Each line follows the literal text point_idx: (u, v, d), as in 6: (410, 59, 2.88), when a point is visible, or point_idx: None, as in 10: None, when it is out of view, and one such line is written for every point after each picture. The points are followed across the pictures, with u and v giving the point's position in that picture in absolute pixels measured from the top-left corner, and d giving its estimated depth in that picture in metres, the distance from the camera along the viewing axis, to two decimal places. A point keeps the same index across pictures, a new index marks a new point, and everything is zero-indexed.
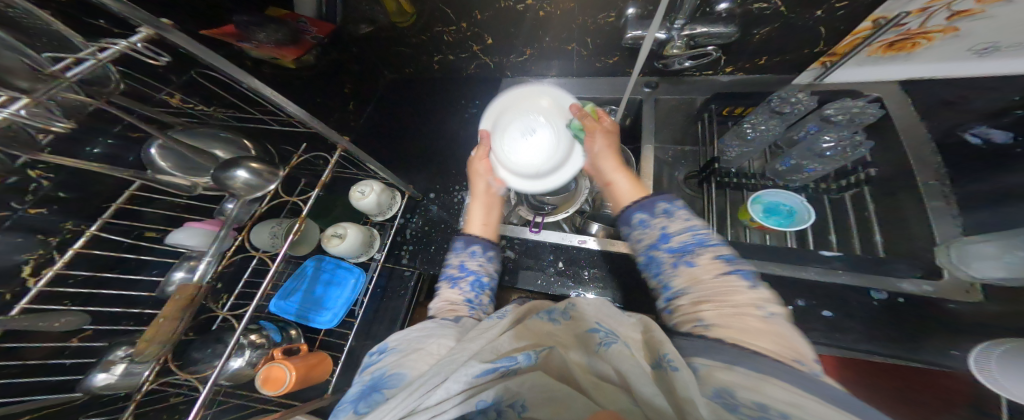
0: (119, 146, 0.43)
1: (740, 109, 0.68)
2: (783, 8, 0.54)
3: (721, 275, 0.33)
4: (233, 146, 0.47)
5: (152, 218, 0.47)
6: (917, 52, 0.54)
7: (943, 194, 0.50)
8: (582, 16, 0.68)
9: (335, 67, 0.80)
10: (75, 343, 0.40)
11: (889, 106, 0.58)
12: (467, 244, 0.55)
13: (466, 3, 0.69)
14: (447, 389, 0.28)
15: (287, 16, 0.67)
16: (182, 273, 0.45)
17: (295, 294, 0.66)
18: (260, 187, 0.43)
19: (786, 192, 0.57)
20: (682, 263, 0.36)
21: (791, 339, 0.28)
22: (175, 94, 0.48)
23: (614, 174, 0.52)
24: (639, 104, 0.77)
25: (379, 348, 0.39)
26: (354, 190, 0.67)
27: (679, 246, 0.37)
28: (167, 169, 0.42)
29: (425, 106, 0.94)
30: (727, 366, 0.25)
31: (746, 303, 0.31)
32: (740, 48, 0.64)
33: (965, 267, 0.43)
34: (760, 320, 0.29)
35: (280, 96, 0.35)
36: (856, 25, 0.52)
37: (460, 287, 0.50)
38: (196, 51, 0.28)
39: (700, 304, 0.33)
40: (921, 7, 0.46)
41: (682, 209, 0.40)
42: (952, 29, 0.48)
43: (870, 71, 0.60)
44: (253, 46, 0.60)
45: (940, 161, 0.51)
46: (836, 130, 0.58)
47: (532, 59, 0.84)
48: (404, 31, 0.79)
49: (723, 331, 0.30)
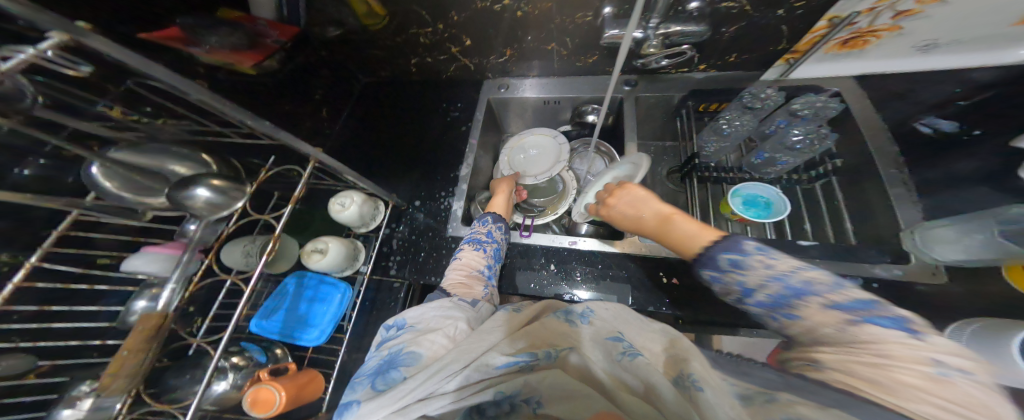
0: (56, 167, 0.39)
1: (716, 105, 0.70)
2: (748, 6, 0.55)
3: (847, 327, 0.27)
4: (189, 162, 0.46)
5: (104, 243, 0.43)
6: (869, 49, 0.59)
7: (902, 181, 0.53)
8: (560, 16, 0.68)
9: (301, 71, 0.77)
10: (31, 380, 0.37)
11: (849, 101, 0.62)
12: (494, 220, 0.67)
13: (441, 4, 0.68)
14: (466, 377, 0.33)
15: (242, 18, 0.63)
16: (143, 301, 0.43)
17: (277, 312, 0.64)
18: (226, 205, 0.41)
19: (763, 184, 0.59)
20: (782, 317, 0.32)
21: (975, 403, 0.21)
22: (114, 105, 0.44)
23: (671, 226, 0.46)
24: (620, 103, 0.78)
25: (395, 322, 0.42)
26: (333, 203, 0.65)
27: (769, 300, 0.32)
28: (111, 190, 0.42)
29: (406, 111, 0.92)
30: (822, 407, 0.22)
31: (901, 352, 0.24)
32: (712, 46, 0.65)
33: (928, 250, 0.46)
34: (918, 376, 0.23)
35: (230, 105, 0.33)
36: (813, 24, 0.55)
37: (482, 251, 0.61)
38: (127, 58, 0.26)
39: (818, 350, 0.28)
40: (869, 7, 0.50)
41: (757, 251, 0.34)
42: (897, 27, 0.53)
43: (827, 68, 0.65)
44: (205, 50, 0.57)
45: (899, 151, 0.55)
46: (802, 124, 0.61)
47: (512, 60, 0.84)
48: (376, 34, 0.78)
49: (838, 374, 0.25)
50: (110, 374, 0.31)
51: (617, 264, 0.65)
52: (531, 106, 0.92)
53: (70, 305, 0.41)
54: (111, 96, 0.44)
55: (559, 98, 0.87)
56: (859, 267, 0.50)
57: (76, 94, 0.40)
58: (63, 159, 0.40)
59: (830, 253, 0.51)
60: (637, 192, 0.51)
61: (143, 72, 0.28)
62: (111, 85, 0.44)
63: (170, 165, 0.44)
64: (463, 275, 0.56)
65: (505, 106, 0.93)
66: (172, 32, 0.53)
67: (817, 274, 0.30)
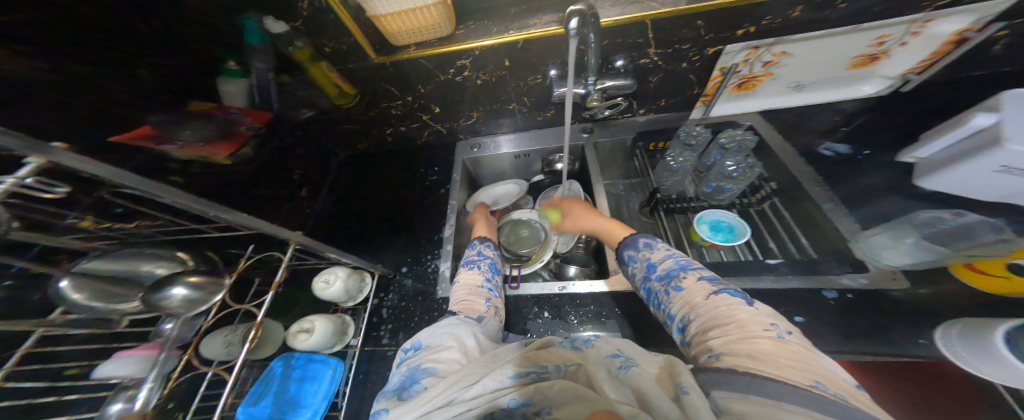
0: (25, 286, 0.40)
1: (662, 144, 0.76)
2: (660, 61, 0.65)
3: (710, 295, 0.40)
4: (167, 260, 0.46)
5: (70, 354, 0.44)
6: (758, 91, 0.72)
7: (830, 197, 0.59)
8: (514, 80, 0.78)
9: (280, 155, 0.83)
10: None
11: (760, 132, 0.72)
12: (482, 242, 0.73)
13: (408, 82, 0.79)
14: (484, 385, 0.36)
15: (214, 109, 0.68)
16: (120, 404, 0.36)
17: (265, 396, 0.60)
18: (203, 300, 0.43)
19: (723, 210, 0.64)
20: (672, 290, 0.45)
21: (806, 358, 0.30)
22: (86, 216, 0.47)
23: (597, 225, 0.68)
24: (581, 149, 0.86)
25: (412, 345, 0.45)
26: (317, 281, 0.66)
27: (665, 274, 0.47)
28: (82, 303, 0.37)
29: (391, 179, 0.99)
30: (743, 397, 0.27)
31: (753, 323, 0.35)
32: (644, 93, 0.73)
33: (875, 259, 0.49)
34: (770, 339, 0.33)
35: (202, 202, 0.37)
36: (709, 74, 0.67)
37: (478, 268, 0.64)
38: (92, 168, 0.29)
39: (709, 333, 0.37)
40: (744, 59, 0.64)
41: (660, 242, 0.53)
42: (769, 73, 0.67)
43: (734, 107, 0.76)
44: (178, 146, 0.60)
45: (814, 172, 0.63)
46: (734, 156, 0.68)
47: (480, 120, 0.93)
48: (348, 112, 0.88)
49: (731, 359, 0.32)
50: None
51: (606, 305, 0.64)
52: (505, 160, 0.99)
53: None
54: (79, 208, 0.47)
55: (528, 151, 0.95)
56: (827, 279, 0.50)
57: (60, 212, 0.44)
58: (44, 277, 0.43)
59: (797, 269, 0.52)
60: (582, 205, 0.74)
61: (113, 181, 0.31)
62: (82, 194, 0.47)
63: (144, 265, 0.44)
64: (465, 293, 0.58)
65: (480, 164, 1.00)
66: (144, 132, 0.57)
67: (690, 259, 0.48)
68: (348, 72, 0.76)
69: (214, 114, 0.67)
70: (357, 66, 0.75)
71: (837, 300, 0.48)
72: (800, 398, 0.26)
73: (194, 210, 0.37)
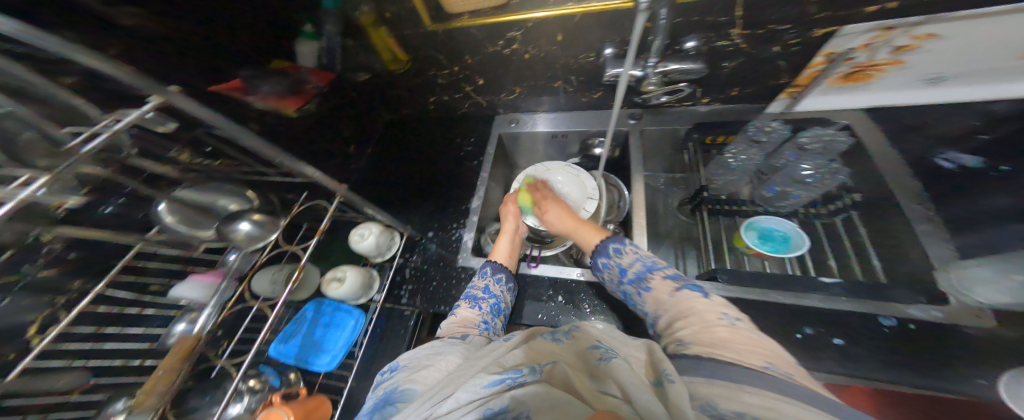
0: (131, 206, 0.47)
1: (722, 138, 0.71)
2: (743, 45, 0.58)
3: (676, 292, 0.43)
4: (237, 197, 0.50)
5: (156, 272, 0.51)
6: (875, 82, 0.60)
7: (926, 215, 0.51)
8: (564, 57, 0.72)
9: (333, 114, 0.86)
10: (74, 396, 0.40)
11: (860, 133, 0.62)
12: (494, 271, 0.64)
13: (456, 51, 0.75)
14: (458, 399, 0.32)
15: (289, 69, 0.73)
16: (184, 324, 0.45)
17: (296, 336, 0.65)
18: (262, 237, 0.46)
19: (779, 218, 0.60)
20: (643, 291, 0.47)
21: (759, 343, 0.32)
22: (184, 151, 0.52)
23: (574, 232, 0.62)
24: (625, 135, 0.81)
25: (390, 367, 0.44)
26: (353, 233, 0.69)
27: (635, 276, 0.48)
28: (171, 224, 0.43)
29: (426, 144, 0.99)
30: (709, 381, 0.28)
31: (708, 313, 0.38)
32: (713, 81, 0.68)
33: (968, 292, 0.43)
34: (726, 328, 0.35)
35: (272, 150, 0.39)
36: (809, 60, 0.57)
37: (477, 307, 0.57)
38: (201, 112, 0.31)
39: (675, 324, 0.40)
40: (865, 42, 0.52)
41: (629, 245, 0.52)
42: (898, 61, 0.54)
43: (835, 100, 0.65)
44: (258, 98, 0.68)
45: (919, 185, 0.54)
46: (813, 158, 0.62)
47: (521, 96, 0.89)
48: (399, 77, 0.86)
49: (699, 347, 0.34)
50: (146, 390, 0.35)
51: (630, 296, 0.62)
52: (541, 139, 0.95)
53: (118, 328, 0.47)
54: (179, 143, 0.52)
55: (567, 132, 0.90)
56: (889, 306, 0.46)
57: (161, 143, 0.49)
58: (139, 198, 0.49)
59: (855, 292, 0.48)
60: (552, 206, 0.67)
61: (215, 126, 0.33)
62: (182, 132, 0.53)
63: (223, 200, 0.48)
64: (456, 325, 0.55)
65: (516, 140, 0.97)
66: (237, 84, 0.64)
67: (656, 261, 0.49)
68: (402, 39, 0.74)
69: (291, 72, 0.73)
70: (410, 33, 0.72)
71: (893, 329, 0.45)
72: (756, 378, 0.27)
73: (263, 155, 0.39)
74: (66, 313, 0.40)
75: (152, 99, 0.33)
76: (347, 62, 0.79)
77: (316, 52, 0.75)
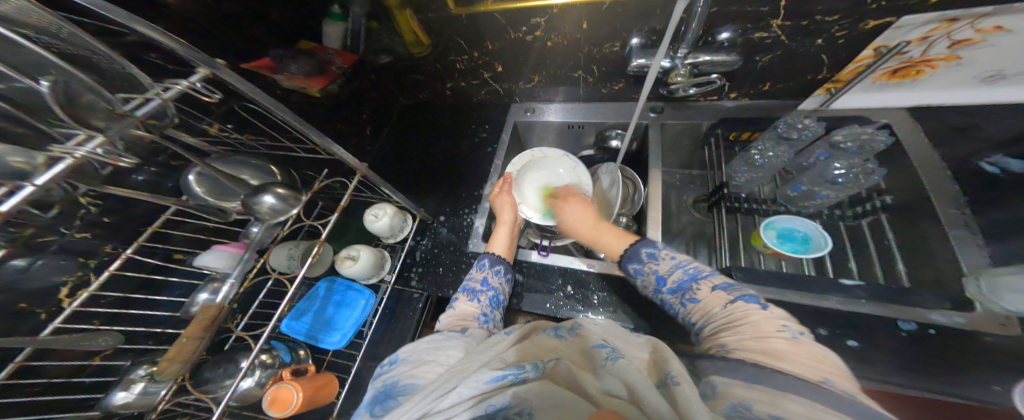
0: (162, 174, 0.50)
1: (747, 134, 0.72)
2: (782, 37, 0.57)
3: (726, 304, 0.38)
4: (261, 172, 0.52)
5: (179, 241, 0.53)
6: (921, 80, 0.57)
7: (964, 222, 0.51)
8: (587, 46, 0.70)
9: (355, 96, 0.86)
10: (96, 362, 0.45)
11: (898, 133, 0.61)
12: (493, 263, 0.63)
13: (479, 36, 0.73)
14: (459, 394, 0.30)
15: (315, 49, 0.73)
16: (206, 294, 0.49)
17: (308, 313, 0.67)
18: (283, 212, 0.47)
19: (800, 218, 0.59)
20: (686, 301, 0.42)
21: (817, 355, 0.29)
22: (215, 123, 0.55)
23: (598, 238, 0.59)
24: (645, 129, 0.80)
25: (390, 359, 0.43)
26: (368, 214, 0.69)
27: (677, 285, 0.43)
28: (200, 194, 0.48)
29: (441, 129, 0.98)
30: (747, 384, 0.26)
31: (764, 324, 0.33)
32: (745, 74, 0.67)
33: (997, 299, 0.41)
34: (785, 339, 0.31)
35: (302, 124, 0.40)
36: (857, 54, 0.55)
37: (477, 300, 0.57)
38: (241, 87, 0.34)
39: (721, 333, 0.36)
40: (921, 36, 0.49)
41: (665, 251, 0.48)
42: (954, 57, 0.51)
43: (876, 98, 0.63)
44: (286, 77, 0.67)
45: (958, 188, 0.53)
46: (846, 157, 0.63)
47: (540, 85, 0.87)
48: (420, 61, 0.84)
49: (746, 353, 0.31)
50: (169, 357, 0.35)
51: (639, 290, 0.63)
52: (554, 128, 0.94)
53: (144, 294, 0.50)
54: (213, 116, 0.55)
55: (583, 123, 0.89)
56: (912, 311, 0.45)
57: (193, 114, 0.52)
58: (169, 167, 0.51)
59: (875, 294, 0.47)
60: (579, 208, 0.66)
61: (250, 98, 0.35)
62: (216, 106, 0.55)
63: (246, 175, 0.51)
64: (454, 318, 0.54)
65: (531, 129, 0.96)
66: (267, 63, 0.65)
67: (701, 266, 0.44)
68: (426, 22, 0.72)
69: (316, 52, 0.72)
70: (435, 16, 0.70)
71: (912, 333, 0.45)
72: (806, 390, 0.24)
73: (295, 128, 0.40)
74: (96, 276, 0.44)
75: (202, 71, 0.35)
76: (371, 44, 0.79)
77: (342, 33, 0.74)
